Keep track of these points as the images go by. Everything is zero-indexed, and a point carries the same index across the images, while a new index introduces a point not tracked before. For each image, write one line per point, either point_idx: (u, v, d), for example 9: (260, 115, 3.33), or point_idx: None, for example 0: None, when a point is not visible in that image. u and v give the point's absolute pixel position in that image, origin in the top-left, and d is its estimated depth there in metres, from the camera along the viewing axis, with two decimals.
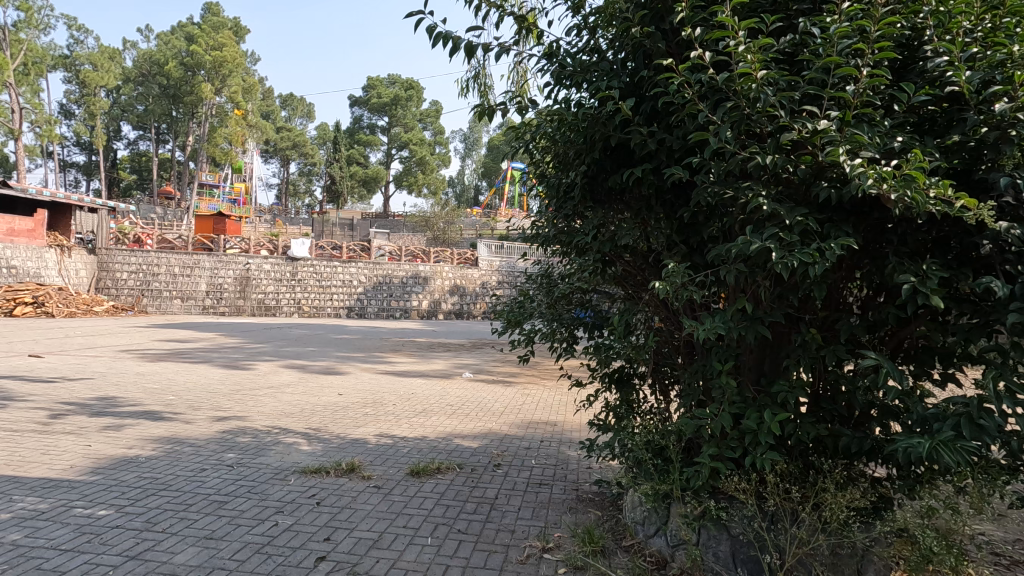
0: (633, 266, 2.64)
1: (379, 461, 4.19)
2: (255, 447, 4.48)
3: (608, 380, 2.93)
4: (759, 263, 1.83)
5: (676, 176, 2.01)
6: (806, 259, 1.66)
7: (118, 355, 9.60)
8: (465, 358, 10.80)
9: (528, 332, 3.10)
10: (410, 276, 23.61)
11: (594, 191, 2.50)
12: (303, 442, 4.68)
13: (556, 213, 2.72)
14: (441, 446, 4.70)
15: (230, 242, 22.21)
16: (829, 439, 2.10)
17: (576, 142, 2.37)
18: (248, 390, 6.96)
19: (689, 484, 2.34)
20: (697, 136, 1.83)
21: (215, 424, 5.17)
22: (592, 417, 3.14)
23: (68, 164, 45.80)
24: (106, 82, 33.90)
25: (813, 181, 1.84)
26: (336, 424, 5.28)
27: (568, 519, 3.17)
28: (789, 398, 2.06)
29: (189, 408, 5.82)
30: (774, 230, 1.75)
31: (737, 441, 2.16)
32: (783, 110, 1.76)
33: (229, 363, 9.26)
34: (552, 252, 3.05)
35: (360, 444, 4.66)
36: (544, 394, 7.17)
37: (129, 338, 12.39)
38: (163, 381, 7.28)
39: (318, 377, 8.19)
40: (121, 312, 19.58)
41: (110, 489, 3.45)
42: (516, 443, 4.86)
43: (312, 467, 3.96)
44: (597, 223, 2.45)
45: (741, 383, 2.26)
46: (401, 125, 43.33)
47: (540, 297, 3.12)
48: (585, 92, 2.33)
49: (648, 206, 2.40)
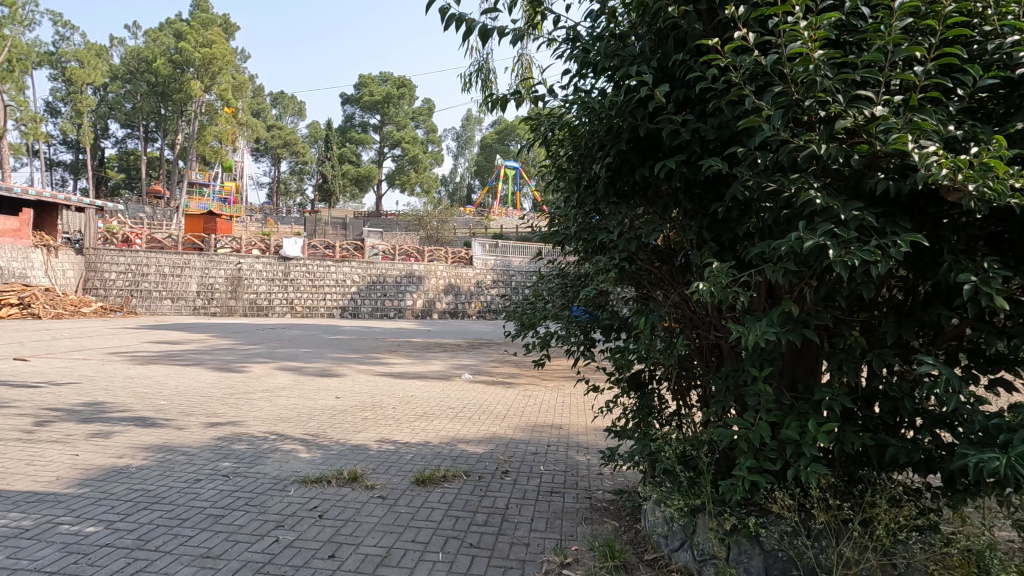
0: (656, 266, 2.50)
1: (382, 469, 4.02)
2: (252, 454, 4.29)
3: (627, 384, 2.77)
4: (812, 262, 1.68)
5: (715, 168, 1.86)
6: (866, 258, 1.52)
7: (107, 357, 9.31)
8: (463, 358, 10.64)
9: (543, 335, 2.96)
10: (404, 276, 23.34)
11: (617, 184, 2.33)
12: (302, 448, 4.50)
13: (575, 209, 2.56)
14: (446, 452, 4.54)
15: (220, 241, 21.89)
16: (874, 450, 1.97)
17: (600, 134, 2.22)
18: (242, 393, 6.75)
19: (719, 497, 2.21)
20: (746, 123, 1.67)
21: (209, 430, 4.97)
22: (609, 423, 2.98)
23: (55, 163, 45.16)
24: (94, 79, 33.59)
25: (866, 173, 1.70)
26: (336, 430, 5.11)
27: (585, 531, 3.02)
28: (833, 406, 1.93)
29: (181, 413, 5.61)
30: (828, 226, 1.59)
31: (776, 452, 2.02)
32: (837, 96, 1.62)
33: (222, 365, 9.04)
34: (568, 251, 2.91)
35: (361, 450, 4.49)
36: (547, 396, 7.04)
37: (119, 340, 12.12)
38: (153, 385, 7.06)
39: (314, 379, 8.02)
40: (110, 313, 19.26)
41: (99, 502, 3.26)
42: (522, 448, 4.71)
43: (312, 476, 3.78)
44: (621, 220, 2.29)
45: (778, 389, 2.13)
46: (393, 123, 42.94)
47: (555, 298, 2.98)
48: (608, 80, 2.17)
49: (676, 201, 2.26)
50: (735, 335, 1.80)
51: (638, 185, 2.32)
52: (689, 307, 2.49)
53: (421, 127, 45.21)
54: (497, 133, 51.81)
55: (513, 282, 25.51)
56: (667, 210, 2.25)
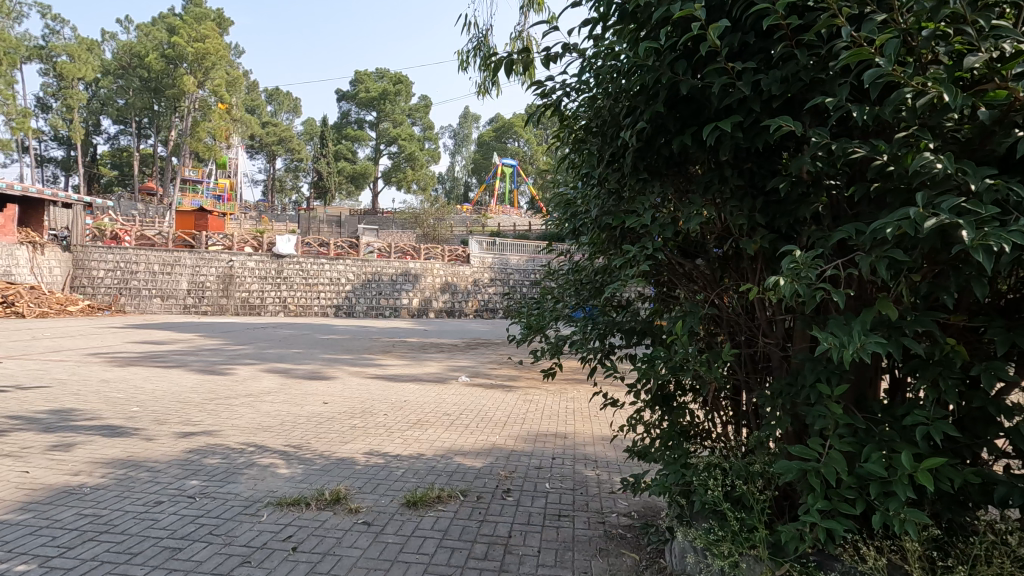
0: (692, 262, 2.11)
1: (368, 488, 3.59)
2: (224, 471, 3.85)
3: (649, 402, 2.34)
4: (925, 245, 1.25)
5: (788, 129, 1.46)
6: (1017, 241, 1.10)
7: (85, 359, 8.83)
8: (459, 359, 10.20)
9: (554, 341, 2.53)
10: (400, 274, 22.82)
11: (647, 159, 1.91)
12: (281, 463, 4.05)
13: (596, 189, 2.12)
14: (441, 466, 4.10)
15: (212, 238, 21.42)
16: (978, 486, 1.55)
17: (629, 93, 1.82)
18: (224, 398, 6.29)
19: (776, 543, 1.78)
20: (845, 59, 1.24)
21: (181, 442, 4.53)
22: (631, 442, 2.57)
23: (46, 159, 44.46)
24: (84, 74, 32.89)
25: (997, 129, 1.28)
26: (321, 441, 4.66)
27: (599, 567, 2.61)
28: (929, 433, 1.51)
29: (153, 421, 5.15)
30: (957, 198, 1.17)
31: (854, 490, 1.60)
32: (969, 23, 1.19)
33: (206, 367, 8.58)
34: (582, 242, 2.49)
35: (347, 465, 4.05)
36: (549, 401, 6.62)
37: (100, 339, 11.62)
38: (128, 389, 6.58)
39: (303, 382, 7.57)
40: (97, 311, 18.79)
41: (39, 534, 2.83)
42: (525, 461, 4.28)
43: (289, 498, 3.34)
44: (654, 200, 1.87)
45: (851, 409, 1.72)
46: (389, 120, 42.38)
47: (570, 297, 2.57)
48: (644, 25, 1.74)
49: (721, 176, 1.84)
50: (824, 347, 1.35)
51: (673, 159, 1.91)
52: (729, 311, 2.10)
53: (418, 125, 44.65)
54: (494, 131, 51.49)
55: (510, 280, 25.04)
56: (707, 190, 1.86)
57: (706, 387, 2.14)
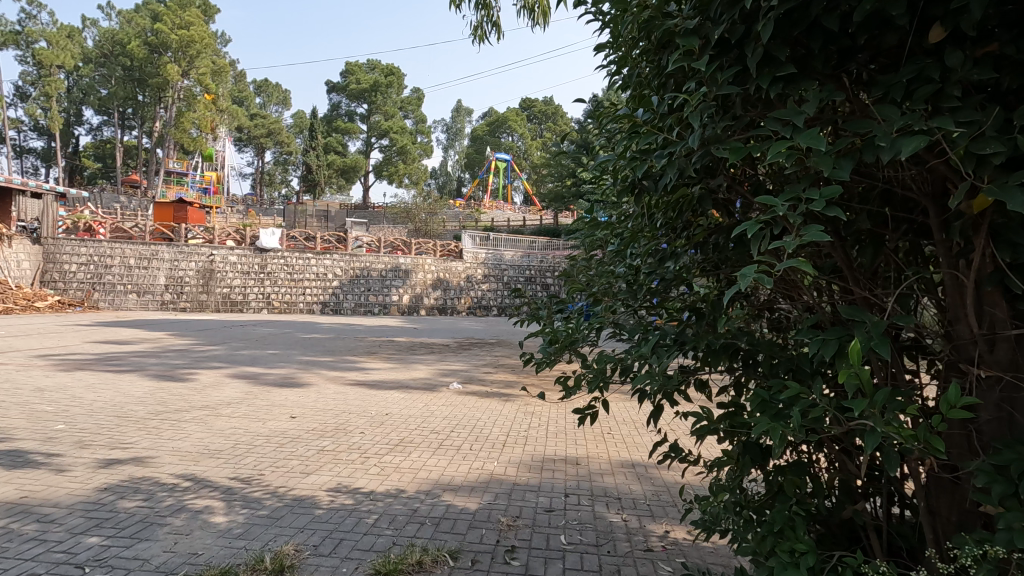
0: (834, 243, 1.31)
1: (326, 549, 2.69)
2: (139, 521, 2.93)
3: (751, 455, 1.50)
4: None
5: None
6: None
7: (29, 362, 7.82)
8: (451, 362, 9.29)
9: (595, 363, 1.63)
10: (390, 269, 21.83)
11: (798, 35, 1.04)
12: (219, 508, 3.14)
13: (694, 97, 1.20)
14: (424, 511, 3.18)
15: (191, 231, 20.31)
16: None
17: None
18: (173, 412, 5.34)
19: None
20: None
21: (100, 472, 3.62)
22: (710, 505, 1.75)
23: (24, 149, 42.85)
24: (63, 61, 31.50)
25: None
26: (277, 472, 3.75)
27: None
28: None
29: (75, 444, 4.20)
30: None
31: None
32: None
33: (164, 371, 7.58)
34: (637, 212, 1.62)
35: (305, 509, 3.15)
36: (551, 415, 5.74)
37: (59, 339, 10.59)
38: (62, 401, 5.61)
39: (272, 390, 6.64)
40: (67, 308, 17.69)
41: None
42: (531, 501, 3.38)
43: (214, 569, 2.42)
44: (812, 109, 1.00)
45: None
46: (381, 112, 41.06)
47: (624, 292, 1.68)
48: None
49: (945, 60, 0.98)
50: None
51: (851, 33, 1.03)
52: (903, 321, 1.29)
53: (410, 118, 43.55)
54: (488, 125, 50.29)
55: (504, 277, 24.02)
56: (912, 94, 0.99)
57: (849, 441, 1.35)
